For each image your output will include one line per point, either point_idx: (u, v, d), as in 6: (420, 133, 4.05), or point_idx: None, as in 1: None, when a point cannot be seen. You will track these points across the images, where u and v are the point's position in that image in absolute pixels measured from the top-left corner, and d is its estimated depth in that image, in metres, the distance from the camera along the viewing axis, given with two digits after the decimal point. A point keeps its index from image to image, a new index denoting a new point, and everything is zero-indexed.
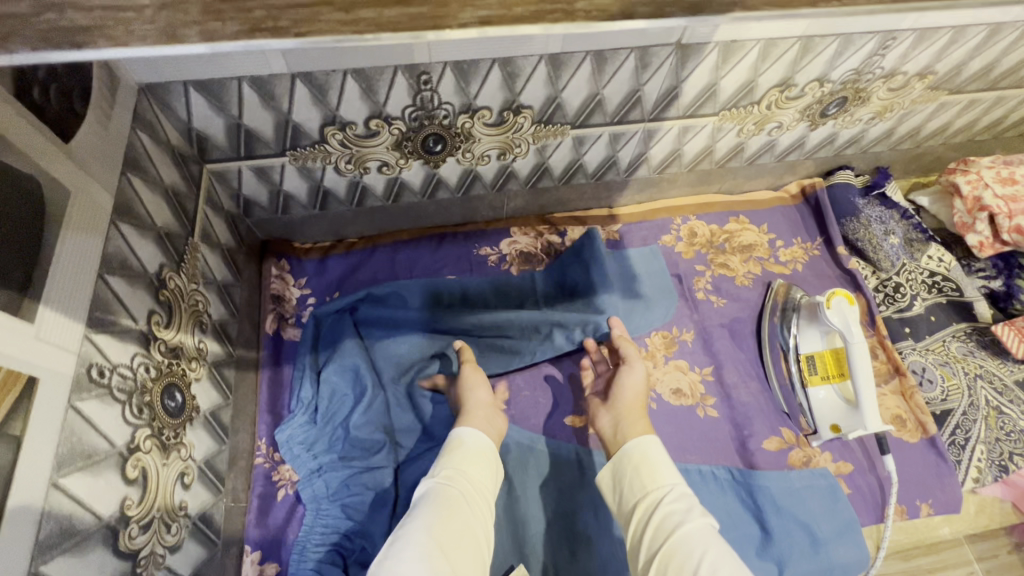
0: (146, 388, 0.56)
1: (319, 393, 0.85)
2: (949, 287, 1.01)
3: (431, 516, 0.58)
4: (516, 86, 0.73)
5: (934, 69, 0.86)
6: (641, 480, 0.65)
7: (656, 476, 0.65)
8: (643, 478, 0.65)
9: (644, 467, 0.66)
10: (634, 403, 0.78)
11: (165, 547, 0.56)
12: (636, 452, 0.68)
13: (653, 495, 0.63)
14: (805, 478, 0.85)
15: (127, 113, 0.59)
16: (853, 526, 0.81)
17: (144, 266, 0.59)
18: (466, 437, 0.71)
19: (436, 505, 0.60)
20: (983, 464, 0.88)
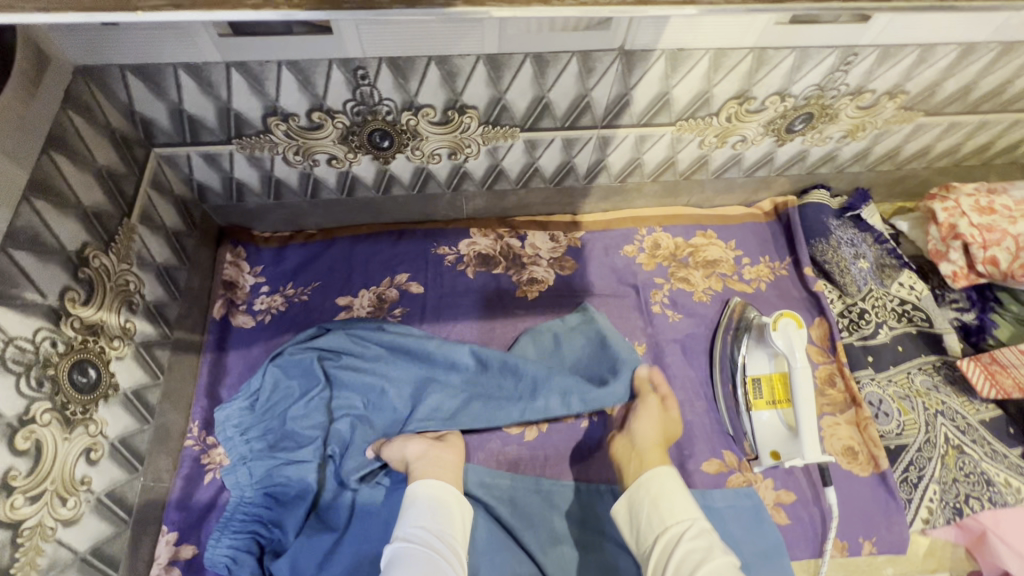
0: (50, 362, 0.57)
1: (265, 386, 0.82)
2: (919, 316, 0.96)
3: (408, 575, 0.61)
4: (456, 85, 0.73)
5: (904, 88, 0.82)
6: (660, 517, 0.68)
7: (674, 515, 0.67)
8: (660, 515, 0.68)
9: (657, 502, 0.69)
10: (652, 439, 0.78)
11: (57, 519, 0.58)
12: (650, 494, 0.70)
13: (668, 532, 0.66)
14: (732, 499, 0.83)
15: (58, 93, 0.60)
16: (781, 551, 0.78)
17: (63, 244, 0.60)
18: (420, 490, 0.71)
19: (410, 567, 0.62)
20: (934, 505, 0.84)
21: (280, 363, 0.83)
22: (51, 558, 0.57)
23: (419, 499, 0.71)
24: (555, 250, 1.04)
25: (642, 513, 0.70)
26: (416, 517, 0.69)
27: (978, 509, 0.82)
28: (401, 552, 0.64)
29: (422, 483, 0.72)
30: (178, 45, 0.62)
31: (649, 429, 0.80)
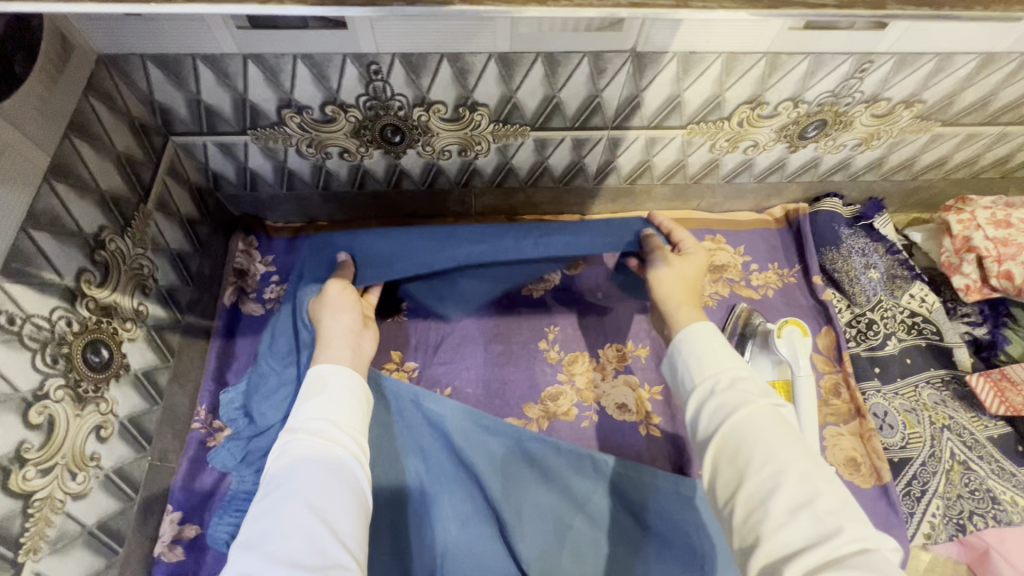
0: (65, 341, 0.59)
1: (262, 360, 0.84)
2: (929, 329, 0.95)
3: (302, 472, 0.56)
4: (468, 82, 0.73)
5: (921, 98, 0.81)
6: (705, 359, 0.61)
7: (716, 365, 0.60)
8: (707, 354, 0.61)
9: (706, 348, 0.62)
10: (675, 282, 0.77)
11: (67, 493, 0.60)
12: (694, 338, 0.63)
13: (718, 375, 0.59)
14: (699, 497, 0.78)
15: (80, 81, 0.62)
16: None
17: (81, 227, 0.62)
18: (329, 375, 0.67)
19: (302, 463, 0.57)
20: (938, 520, 0.83)
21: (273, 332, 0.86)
22: (59, 530, 0.59)
23: (310, 389, 0.65)
24: None
25: (682, 355, 0.64)
26: (308, 404, 0.64)
27: (980, 526, 0.81)
28: (293, 445, 0.59)
29: (321, 370, 0.67)
30: (196, 36, 0.64)
31: (673, 283, 0.76)
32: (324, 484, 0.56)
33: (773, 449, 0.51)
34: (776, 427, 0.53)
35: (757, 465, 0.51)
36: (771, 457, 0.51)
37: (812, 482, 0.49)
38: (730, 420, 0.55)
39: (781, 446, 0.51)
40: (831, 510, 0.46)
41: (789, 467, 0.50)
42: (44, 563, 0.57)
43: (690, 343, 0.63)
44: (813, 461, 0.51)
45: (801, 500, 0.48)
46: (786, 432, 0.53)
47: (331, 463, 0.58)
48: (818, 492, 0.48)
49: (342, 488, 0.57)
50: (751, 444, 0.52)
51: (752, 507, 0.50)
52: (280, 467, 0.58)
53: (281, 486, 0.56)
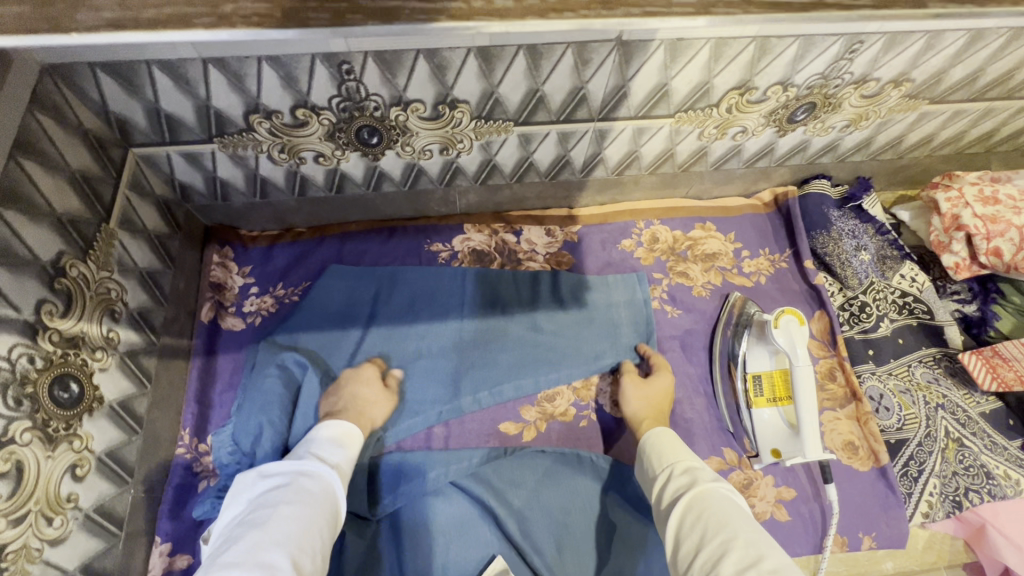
0: (28, 380, 0.55)
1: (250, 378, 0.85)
2: (919, 309, 0.95)
3: (298, 513, 0.62)
4: (446, 79, 0.69)
5: (910, 76, 0.80)
6: (673, 451, 0.73)
7: (679, 456, 0.72)
8: (675, 450, 0.73)
9: (669, 445, 0.74)
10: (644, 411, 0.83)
11: (44, 540, 0.56)
12: (664, 437, 0.75)
13: (676, 464, 0.70)
14: None
15: (23, 94, 0.57)
16: None
17: (37, 255, 0.57)
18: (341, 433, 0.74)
19: (295, 497, 0.64)
20: (935, 499, 0.84)
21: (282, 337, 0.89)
22: None
23: (340, 440, 0.73)
24: (552, 246, 1.02)
25: (648, 451, 0.75)
26: (340, 454, 0.72)
27: (976, 502, 0.81)
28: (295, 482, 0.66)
29: (347, 424, 0.76)
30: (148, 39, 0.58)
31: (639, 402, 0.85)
32: (303, 522, 0.61)
33: (726, 520, 0.59)
34: (731, 505, 0.61)
35: (712, 532, 0.59)
36: (723, 527, 0.58)
37: (759, 546, 0.56)
38: (694, 490, 0.65)
39: (737, 519, 0.59)
40: (773, 568, 0.53)
41: (739, 534, 0.57)
42: None
43: (657, 440, 0.75)
44: (757, 530, 0.59)
45: (749, 561, 0.54)
46: (737, 508, 0.62)
47: (323, 513, 0.64)
48: (761, 554, 0.55)
49: (320, 527, 0.62)
50: (702, 515, 0.61)
51: (707, 567, 0.57)
52: (263, 502, 0.63)
53: (257, 524, 0.60)
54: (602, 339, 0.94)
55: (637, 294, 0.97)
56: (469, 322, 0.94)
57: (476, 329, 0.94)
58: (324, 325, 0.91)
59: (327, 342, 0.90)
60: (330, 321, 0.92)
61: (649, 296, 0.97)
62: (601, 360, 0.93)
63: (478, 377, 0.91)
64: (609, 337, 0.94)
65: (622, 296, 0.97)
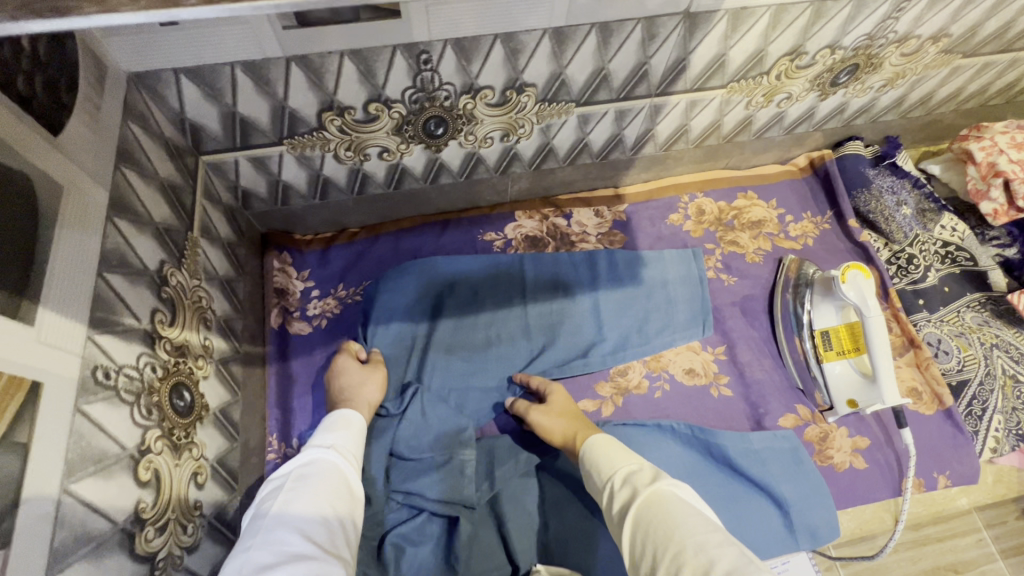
0: (154, 389, 0.54)
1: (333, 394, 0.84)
2: (962, 257, 0.99)
3: (303, 495, 0.56)
4: (519, 63, 0.70)
5: (948, 32, 0.83)
6: (609, 461, 0.67)
7: (615, 464, 0.66)
8: (612, 458, 0.67)
9: (604, 452, 0.68)
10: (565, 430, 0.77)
11: (182, 547, 0.56)
12: (599, 447, 0.69)
13: (615, 476, 0.64)
14: (769, 441, 0.85)
15: (118, 103, 0.56)
16: (824, 490, 0.82)
17: (145, 263, 0.57)
18: (340, 419, 0.69)
19: (302, 481, 0.57)
20: (1001, 434, 0.88)
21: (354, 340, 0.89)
22: None
23: (334, 426, 0.68)
24: (602, 226, 1.04)
25: (588, 471, 0.68)
26: (335, 437, 0.66)
27: None
28: (295, 466, 0.59)
29: (341, 411, 0.71)
30: (239, 41, 0.58)
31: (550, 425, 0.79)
32: (312, 505, 0.55)
33: (676, 525, 0.53)
34: (679, 507, 0.56)
35: (661, 550, 0.52)
36: (670, 539, 0.52)
37: (709, 551, 0.50)
38: (637, 502, 0.59)
39: (684, 520, 0.54)
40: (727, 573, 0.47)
41: (687, 543, 0.51)
42: None
43: (593, 452, 0.69)
44: (711, 529, 0.53)
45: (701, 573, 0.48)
46: (682, 508, 0.56)
47: (331, 492, 0.58)
48: (713, 560, 0.49)
49: (332, 508, 0.56)
50: (651, 526, 0.55)
51: None
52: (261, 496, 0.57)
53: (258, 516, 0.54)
54: (663, 312, 0.96)
55: (692, 269, 0.98)
56: (532, 307, 0.94)
57: (539, 312, 0.94)
58: (392, 324, 0.90)
59: (398, 343, 0.90)
60: (404, 317, 0.91)
61: (705, 272, 0.98)
62: (665, 331, 0.94)
63: (551, 357, 0.92)
64: (670, 310, 0.96)
65: (677, 270, 0.98)
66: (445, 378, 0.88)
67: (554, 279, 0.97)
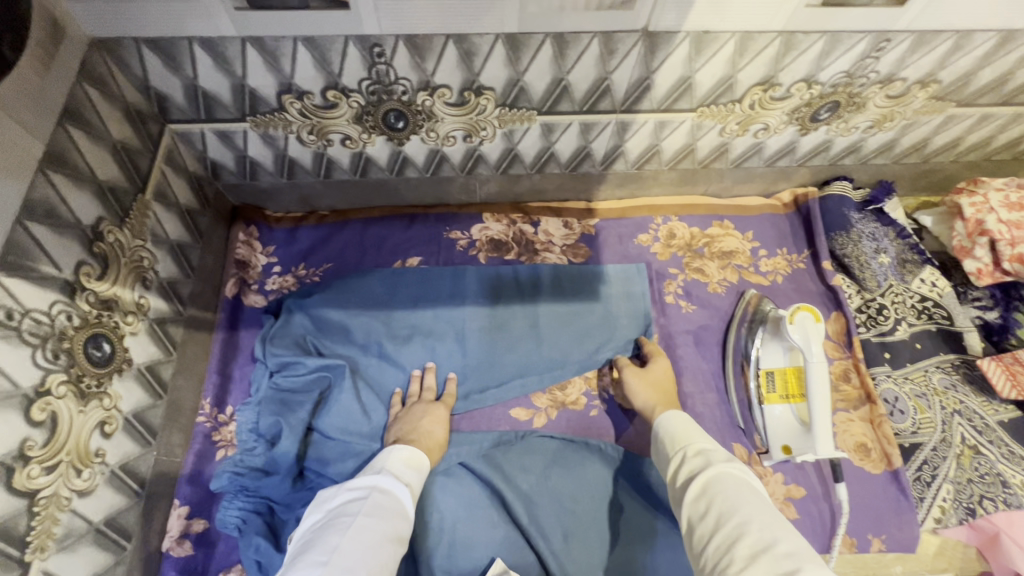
0: (66, 335, 0.57)
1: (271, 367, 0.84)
2: (939, 314, 0.94)
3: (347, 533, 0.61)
4: (474, 65, 0.71)
5: (937, 77, 0.79)
6: (688, 433, 0.70)
7: (690, 437, 0.69)
8: (689, 433, 0.70)
9: (681, 426, 0.72)
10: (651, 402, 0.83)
11: (73, 491, 0.58)
12: (675, 421, 0.73)
13: (688, 445, 0.68)
14: None
15: (72, 65, 0.60)
16: None
17: (78, 218, 0.60)
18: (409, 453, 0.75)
19: (372, 510, 0.64)
20: (948, 504, 0.83)
21: (303, 314, 0.89)
22: (66, 528, 0.58)
23: (412, 463, 0.74)
24: (569, 237, 1.03)
25: (661, 433, 0.73)
26: (410, 476, 0.72)
27: (991, 510, 0.80)
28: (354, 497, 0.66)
29: (413, 448, 0.76)
30: (192, 16, 0.61)
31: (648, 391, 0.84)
32: (378, 538, 0.62)
33: (739, 504, 0.56)
34: (744, 487, 0.59)
35: (725, 516, 0.56)
36: (736, 510, 0.56)
37: (774, 531, 0.53)
38: (707, 473, 0.62)
39: (745, 498, 0.57)
40: (785, 554, 0.50)
41: (753, 518, 0.54)
42: (52, 561, 0.56)
43: (669, 424, 0.73)
44: (775, 514, 0.56)
45: (762, 545, 0.52)
46: (751, 490, 0.59)
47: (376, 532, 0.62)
48: (775, 539, 0.52)
49: (392, 543, 0.63)
50: (720, 495, 0.58)
51: (721, 551, 0.54)
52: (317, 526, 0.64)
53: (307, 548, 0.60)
54: (605, 331, 0.94)
55: (637, 288, 0.97)
56: (471, 308, 0.94)
57: (483, 318, 0.93)
58: (339, 308, 0.90)
59: (346, 325, 0.89)
60: (346, 302, 0.90)
61: (647, 289, 0.97)
62: (601, 352, 0.93)
63: (481, 361, 0.91)
64: (611, 328, 0.94)
65: (621, 287, 0.97)
66: (382, 366, 0.89)
67: (514, 286, 0.97)
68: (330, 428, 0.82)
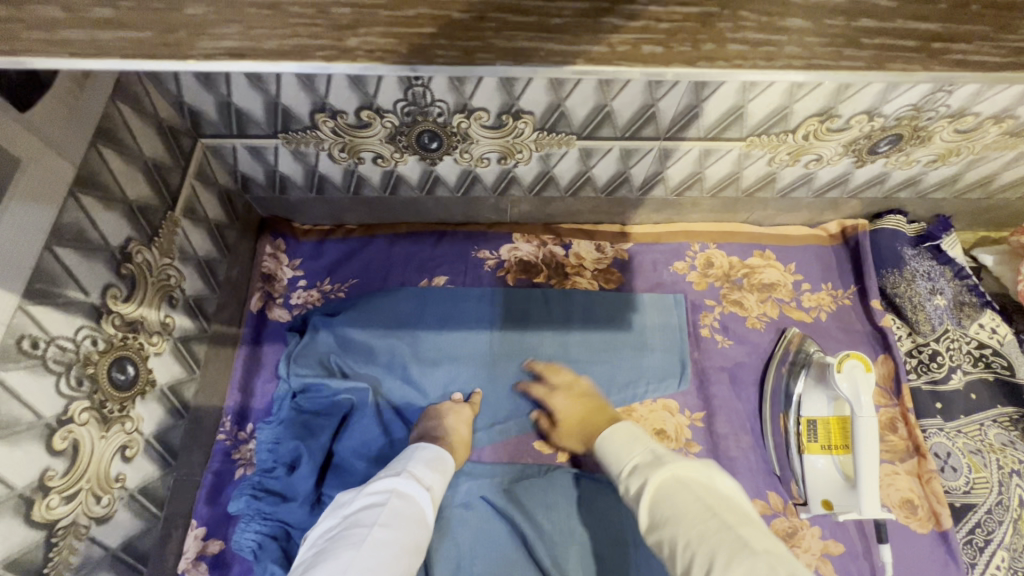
0: (90, 361, 0.56)
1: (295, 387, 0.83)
2: (999, 363, 0.88)
3: (363, 543, 0.61)
4: (514, 90, 0.68)
5: (1014, 113, 0.73)
6: (621, 455, 0.67)
7: (624, 456, 0.67)
8: (622, 451, 0.68)
9: (620, 443, 0.69)
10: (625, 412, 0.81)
11: (91, 517, 0.58)
12: (614, 435, 0.70)
13: (627, 464, 0.65)
14: None
15: (107, 85, 0.59)
16: None
17: (107, 240, 0.59)
18: (430, 452, 0.74)
19: (389, 520, 0.64)
20: (1002, 574, 0.76)
21: (329, 332, 0.88)
22: (84, 556, 0.57)
23: (434, 465, 0.73)
24: (601, 261, 0.99)
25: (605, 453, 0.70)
26: (433, 478, 0.71)
27: None
28: (370, 504, 0.65)
29: (438, 448, 0.75)
30: None
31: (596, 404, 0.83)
32: (395, 552, 0.61)
33: (681, 519, 0.53)
34: (684, 494, 0.55)
35: (671, 540, 0.52)
36: (681, 527, 0.52)
37: (711, 542, 0.49)
38: (648, 489, 0.58)
39: (687, 508, 0.54)
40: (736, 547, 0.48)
41: (692, 535, 0.51)
42: None
43: (611, 442, 0.70)
44: (716, 516, 0.52)
45: (706, 565, 0.48)
46: (691, 493, 0.55)
47: (393, 542, 0.62)
48: (715, 552, 0.48)
49: (410, 555, 0.62)
50: (668, 513, 0.55)
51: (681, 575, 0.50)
52: (333, 531, 0.64)
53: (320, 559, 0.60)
54: (637, 363, 0.90)
55: (673, 319, 0.93)
56: (500, 333, 0.92)
57: (510, 344, 0.91)
58: (365, 329, 0.88)
59: (372, 345, 0.88)
60: (373, 324, 0.89)
61: (685, 322, 0.93)
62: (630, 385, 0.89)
63: (506, 390, 0.89)
64: (643, 361, 0.91)
65: (656, 319, 0.93)
66: (405, 390, 0.86)
67: (543, 313, 0.94)
68: (351, 452, 0.80)
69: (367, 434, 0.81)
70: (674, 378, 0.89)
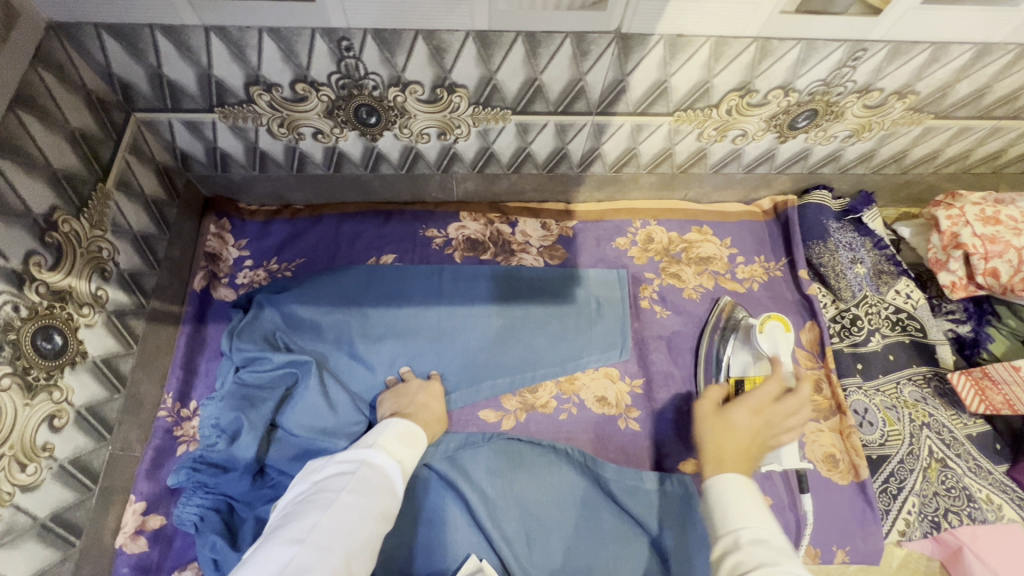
0: (12, 327, 0.57)
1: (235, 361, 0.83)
2: (913, 326, 0.94)
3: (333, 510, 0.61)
4: (445, 62, 0.70)
5: (914, 89, 0.79)
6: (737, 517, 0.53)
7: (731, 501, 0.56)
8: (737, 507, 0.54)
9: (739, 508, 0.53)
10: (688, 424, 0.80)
11: (15, 485, 0.58)
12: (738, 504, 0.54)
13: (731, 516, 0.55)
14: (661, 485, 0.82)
15: (27, 51, 0.58)
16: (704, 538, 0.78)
17: (30, 207, 0.59)
18: (403, 429, 0.74)
19: (358, 487, 0.64)
20: (913, 517, 0.82)
21: (271, 308, 0.87)
22: (7, 523, 0.57)
23: (406, 439, 0.73)
24: (546, 238, 1.02)
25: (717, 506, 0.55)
26: (405, 452, 0.72)
27: (955, 524, 0.80)
28: (342, 471, 0.66)
29: (409, 423, 0.75)
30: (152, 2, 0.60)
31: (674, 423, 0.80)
32: (363, 516, 0.61)
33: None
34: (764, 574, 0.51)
35: None
36: None
37: None
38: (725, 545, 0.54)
39: None
40: None
41: None
42: None
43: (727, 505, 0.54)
44: None
45: None
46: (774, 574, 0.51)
47: (362, 509, 0.62)
48: None
49: (377, 521, 0.62)
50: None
51: None
52: (303, 497, 0.64)
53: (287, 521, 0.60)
54: (580, 334, 0.93)
55: (615, 292, 0.97)
56: (446, 306, 0.92)
57: (455, 316, 0.91)
58: (305, 305, 0.87)
59: (315, 318, 0.86)
60: (317, 299, 0.88)
61: (626, 294, 0.97)
62: (574, 356, 0.92)
63: (451, 363, 0.90)
64: (586, 332, 0.94)
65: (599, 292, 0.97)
66: (350, 364, 0.87)
67: (489, 286, 0.96)
68: (294, 424, 0.80)
69: (309, 407, 0.81)
70: (615, 348, 0.93)
